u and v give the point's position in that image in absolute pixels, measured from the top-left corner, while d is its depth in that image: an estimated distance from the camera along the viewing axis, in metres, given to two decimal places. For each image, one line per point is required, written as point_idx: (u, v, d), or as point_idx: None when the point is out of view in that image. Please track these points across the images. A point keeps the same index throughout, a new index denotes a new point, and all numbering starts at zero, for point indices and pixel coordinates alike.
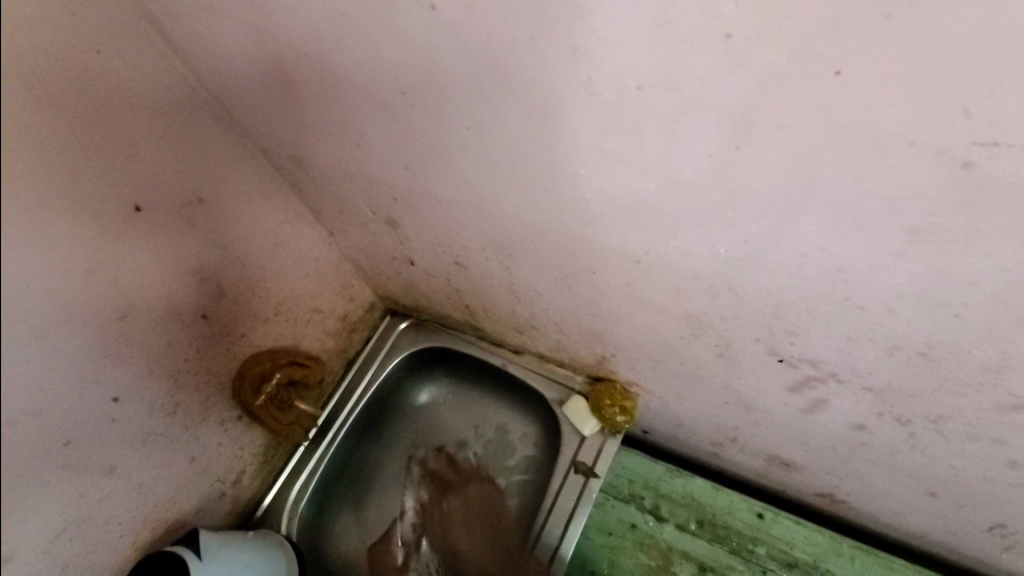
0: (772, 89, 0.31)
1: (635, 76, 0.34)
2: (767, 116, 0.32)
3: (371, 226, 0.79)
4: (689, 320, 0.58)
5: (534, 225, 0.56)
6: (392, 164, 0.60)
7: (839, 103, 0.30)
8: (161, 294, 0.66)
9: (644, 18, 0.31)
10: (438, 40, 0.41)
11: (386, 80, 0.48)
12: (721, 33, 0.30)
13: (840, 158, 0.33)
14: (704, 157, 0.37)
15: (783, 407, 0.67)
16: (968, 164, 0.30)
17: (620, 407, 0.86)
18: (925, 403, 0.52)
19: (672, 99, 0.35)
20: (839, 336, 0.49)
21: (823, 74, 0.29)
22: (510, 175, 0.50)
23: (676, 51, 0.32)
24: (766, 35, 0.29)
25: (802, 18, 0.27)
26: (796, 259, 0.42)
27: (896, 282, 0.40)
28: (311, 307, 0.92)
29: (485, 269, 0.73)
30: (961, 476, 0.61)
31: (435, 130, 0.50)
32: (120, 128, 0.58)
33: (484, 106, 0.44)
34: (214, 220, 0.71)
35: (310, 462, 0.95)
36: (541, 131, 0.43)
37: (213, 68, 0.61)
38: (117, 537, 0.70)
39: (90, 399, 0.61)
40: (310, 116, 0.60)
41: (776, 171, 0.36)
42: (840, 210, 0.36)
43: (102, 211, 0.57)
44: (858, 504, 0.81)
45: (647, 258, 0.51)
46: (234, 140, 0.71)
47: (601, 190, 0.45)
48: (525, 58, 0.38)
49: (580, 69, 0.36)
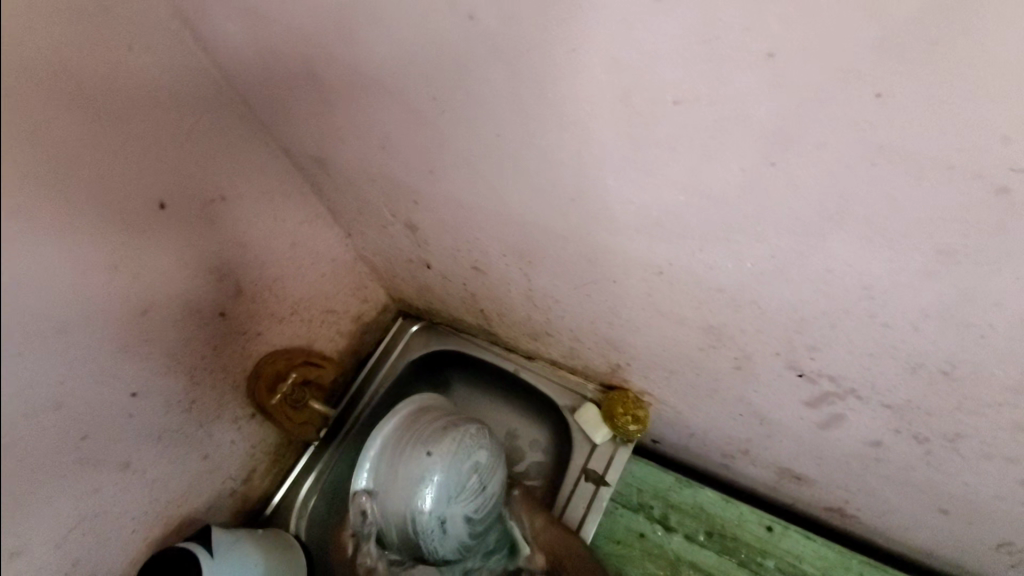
0: (811, 108, 0.31)
1: (672, 90, 0.35)
2: (804, 134, 0.33)
3: (389, 228, 0.79)
4: (708, 331, 0.58)
5: (557, 233, 0.56)
6: (416, 168, 0.61)
7: (877, 124, 0.30)
8: (181, 291, 0.66)
9: (685, 33, 0.31)
10: (473, 48, 0.41)
11: (417, 85, 0.48)
12: (763, 51, 0.30)
13: (875, 178, 0.33)
14: (738, 172, 0.37)
15: (797, 421, 0.67)
16: (1004, 189, 0.30)
17: (632, 415, 0.86)
18: (943, 422, 0.52)
19: (708, 114, 0.35)
20: (861, 352, 0.49)
21: (863, 96, 0.29)
22: (536, 181, 0.50)
23: (715, 68, 0.32)
24: (808, 54, 0.29)
25: (847, 40, 0.28)
26: (823, 274, 0.42)
27: (923, 301, 0.40)
28: (326, 306, 0.92)
29: (502, 274, 0.73)
30: (975, 495, 0.61)
31: (463, 135, 0.51)
32: (147, 126, 0.58)
33: (514, 114, 0.44)
34: (234, 219, 0.71)
35: (321, 462, 0.95)
36: (572, 140, 0.43)
37: (241, 68, 0.62)
38: (129, 531, 0.70)
39: (108, 393, 0.62)
40: (336, 118, 0.61)
41: (808, 188, 0.36)
42: (872, 229, 0.36)
43: (127, 207, 0.58)
44: (868, 519, 0.81)
45: (669, 269, 0.52)
46: (258, 139, 0.72)
47: (628, 200, 0.46)
48: (561, 68, 0.38)
49: (616, 81, 0.36)
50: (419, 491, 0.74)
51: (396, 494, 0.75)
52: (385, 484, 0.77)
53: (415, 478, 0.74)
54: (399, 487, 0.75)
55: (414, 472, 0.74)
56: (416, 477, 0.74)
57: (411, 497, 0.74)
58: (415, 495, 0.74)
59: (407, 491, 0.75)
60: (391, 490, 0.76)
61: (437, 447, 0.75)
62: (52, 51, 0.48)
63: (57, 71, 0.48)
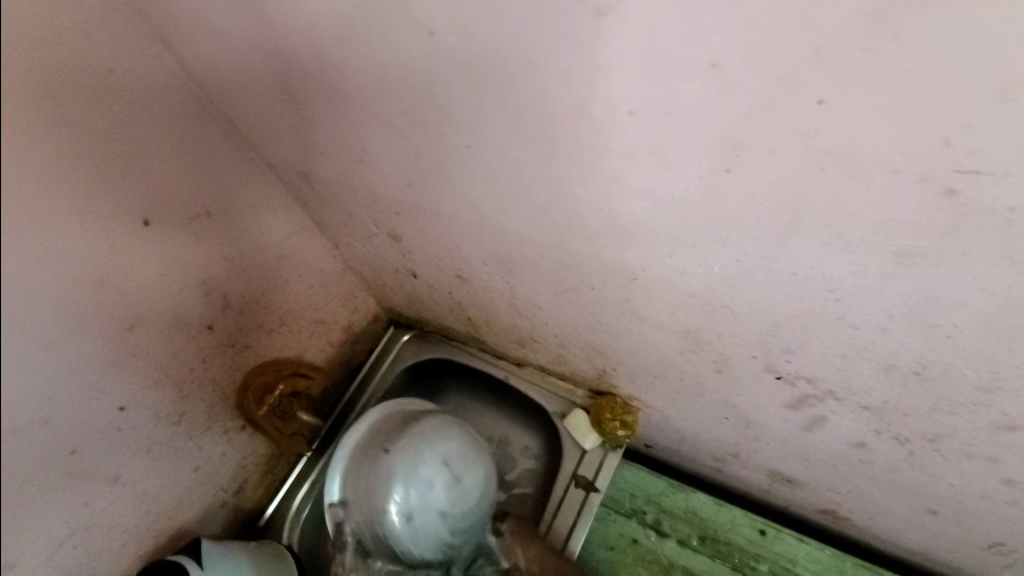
0: (758, 116, 0.32)
1: (628, 101, 0.35)
2: (755, 140, 0.33)
3: (375, 239, 0.80)
4: (688, 336, 0.59)
5: (534, 242, 0.57)
6: (394, 180, 0.61)
7: (824, 130, 0.30)
8: (166, 306, 0.67)
9: (634, 47, 0.32)
10: (437, 62, 0.42)
11: (388, 100, 0.49)
12: (708, 62, 0.30)
13: (826, 182, 0.33)
14: (696, 180, 0.38)
15: (782, 424, 0.67)
16: (951, 190, 0.30)
17: (621, 420, 0.86)
18: (921, 422, 0.52)
19: (662, 123, 0.35)
20: (834, 355, 0.49)
21: (807, 103, 0.30)
22: (509, 192, 0.51)
23: (665, 76, 0.32)
24: (750, 63, 0.29)
25: (785, 50, 0.28)
26: (789, 278, 0.43)
27: (887, 303, 0.40)
28: (316, 318, 0.93)
29: (485, 283, 0.74)
30: (961, 495, 0.61)
31: (435, 147, 0.51)
32: (130, 144, 0.59)
33: (484, 128, 0.45)
34: (219, 234, 0.72)
35: (313, 473, 0.96)
36: (539, 151, 0.44)
37: (221, 85, 0.63)
38: (119, 545, 0.71)
39: (96, 408, 0.63)
40: (316, 133, 0.61)
41: (765, 194, 0.36)
42: (830, 233, 0.36)
43: (112, 224, 0.59)
44: (861, 521, 0.81)
45: (644, 275, 0.52)
46: (241, 154, 0.73)
47: (598, 209, 0.46)
48: (522, 82, 0.39)
49: (574, 93, 0.37)
50: (452, 487, 0.75)
51: (435, 517, 0.74)
52: (416, 509, 0.74)
53: (429, 487, 0.74)
54: (426, 501, 0.74)
55: (435, 471, 0.75)
56: (447, 484, 0.75)
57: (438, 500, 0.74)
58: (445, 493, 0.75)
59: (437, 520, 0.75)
60: (412, 523, 0.75)
61: (446, 445, 0.77)
62: (32, 75, 0.49)
63: (39, 94, 0.49)
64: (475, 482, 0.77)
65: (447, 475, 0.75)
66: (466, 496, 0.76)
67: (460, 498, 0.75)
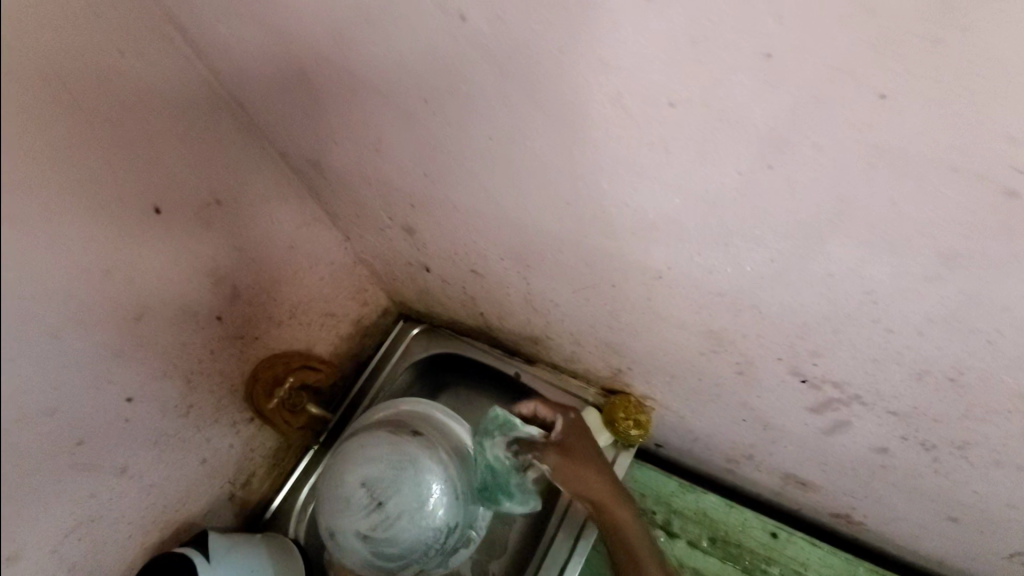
0: (808, 109, 0.30)
1: (666, 92, 0.33)
2: (801, 136, 0.31)
3: (388, 232, 0.79)
4: (710, 336, 0.57)
5: (554, 237, 0.55)
6: (410, 171, 0.60)
7: (878, 125, 0.29)
8: (175, 296, 0.66)
9: (678, 35, 0.30)
10: (464, 49, 0.40)
11: (409, 88, 0.47)
12: (759, 51, 0.29)
13: (875, 180, 0.32)
14: (734, 174, 0.36)
15: (803, 427, 0.66)
16: (1011, 192, 0.28)
17: (634, 420, 0.84)
18: (951, 430, 0.51)
19: (704, 116, 0.34)
20: (865, 359, 0.48)
21: (864, 96, 0.28)
22: (533, 186, 0.49)
23: (709, 67, 0.31)
24: (805, 53, 0.28)
25: (844, 40, 0.26)
26: (825, 279, 0.41)
27: (927, 307, 0.38)
28: (325, 310, 0.92)
29: (500, 278, 0.72)
30: (984, 503, 0.59)
31: (456, 138, 0.50)
32: (140, 131, 0.58)
33: (509, 117, 0.43)
34: (230, 223, 0.70)
35: (320, 466, 0.96)
36: (565, 142, 0.42)
37: (233, 70, 0.61)
38: (126, 537, 0.70)
39: (104, 398, 0.62)
40: (331, 120, 0.60)
41: (807, 192, 0.35)
42: (874, 232, 0.35)
43: (123, 211, 0.58)
44: (875, 526, 0.80)
45: (668, 273, 0.51)
46: (253, 143, 0.71)
47: (625, 205, 0.45)
48: (554, 71, 0.37)
49: (609, 83, 0.35)
50: (374, 511, 0.73)
51: (363, 541, 0.74)
52: (337, 525, 0.74)
53: (355, 512, 0.74)
54: (349, 526, 0.74)
55: (355, 495, 0.74)
56: (366, 510, 0.73)
57: (362, 527, 0.73)
58: (369, 517, 0.73)
59: (368, 543, 0.74)
60: (347, 545, 0.75)
61: (370, 467, 0.74)
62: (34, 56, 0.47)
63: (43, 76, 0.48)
64: (402, 501, 0.73)
65: (369, 500, 0.73)
66: (390, 524, 0.73)
67: (382, 523, 0.73)
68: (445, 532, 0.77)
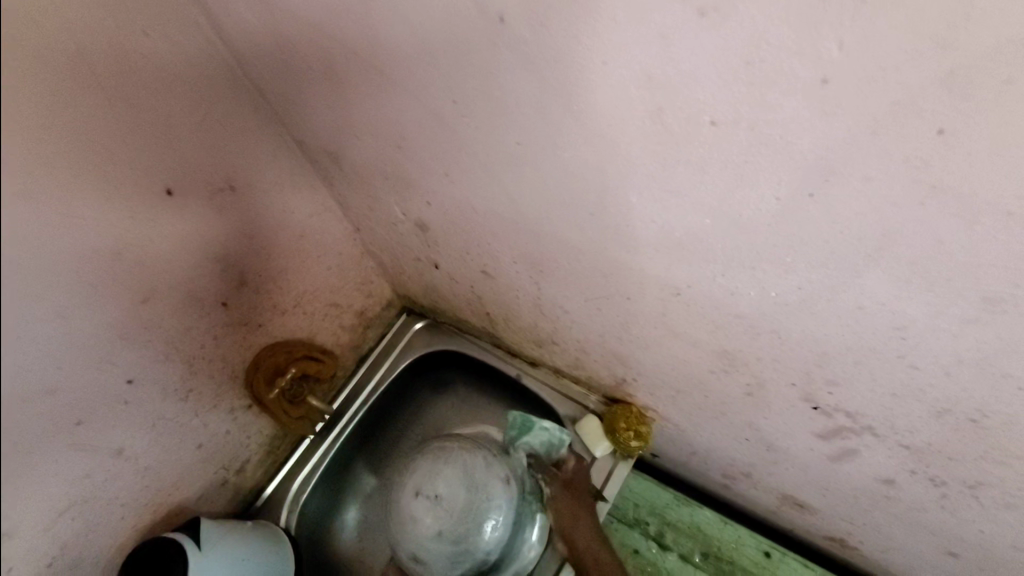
0: (861, 141, 0.29)
1: (711, 110, 0.32)
2: (849, 166, 0.30)
3: (399, 227, 0.77)
4: (722, 356, 0.56)
5: (571, 246, 0.54)
6: (430, 169, 0.58)
7: (935, 162, 0.28)
8: (184, 281, 0.64)
9: (732, 55, 0.29)
10: (502, 52, 0.38)
11: (437, 86, 0.46)
12: (815, 77, 0.28)
13: (922, 217, 0.31)
14: (771, 199, 0.35)
15: (807, 451, 0.65)
16: None
17: (635, 431, 0.83)
18: (963, 468, 0.50)
19: (748, 138, 0.32)
20: (884, 392, 0.47)
21: (923, 133, 0.27)
22: (557, 194, 0.48)
23: (760, 89, 0.30)
24: (864, 82, 0.27)
25: (911, 73, 0.25)
26: (853, 311, 0.40)
27: (957, 346, 0.37)
28: (331, 301, 0.91)
29: (511, 281, 0.71)
30: (988, 541, 0.59)
31: (482, 141, 0.48)
32: (159, 109, 0.56)
33: (540, 124, 0.42)
34: (243, 208, 0.69)
35: (315, 456, 0.95)
36: (597, 154, 0.41)
37: (254, 53, 0.59)
38: (117, 519, 0.69)
39: (105, 380, 0.60)
40: (353, 112, 0.58)
41: (846, 222, 0.34)
42: (913, 269, 0.34)
43: (134, 193, 0.56)
44: (868, 552, 0.79)
45: (687, 291, 0.50)
46: (270, 128, 0.69)
47: (650, 221, 0.44)
48: (592, 80, 0.36)
49: (650, 97, 0.34)
50: (436, 505, 0.76)
51: (442, 540, 0.76)
52: (415, 540, 0.77)
53: (421, 515, 0.76)
54: (423, 534, 0.76)
55: (414, 498, 0.77)
56: (431, 508, 0.76)
57: (433, 529, 0.76)
58: (434, 515, 0.76)
59: (448, 539, 0.76)
60: (432, 555, 0.77)
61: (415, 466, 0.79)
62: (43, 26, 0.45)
63: (54, 44, 0.46)
64: (455, 490, 0.77)
65: (428, 498, 0.76)
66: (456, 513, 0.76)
67: (449, 515, 0.76)
68: (511, 495, 0.79)
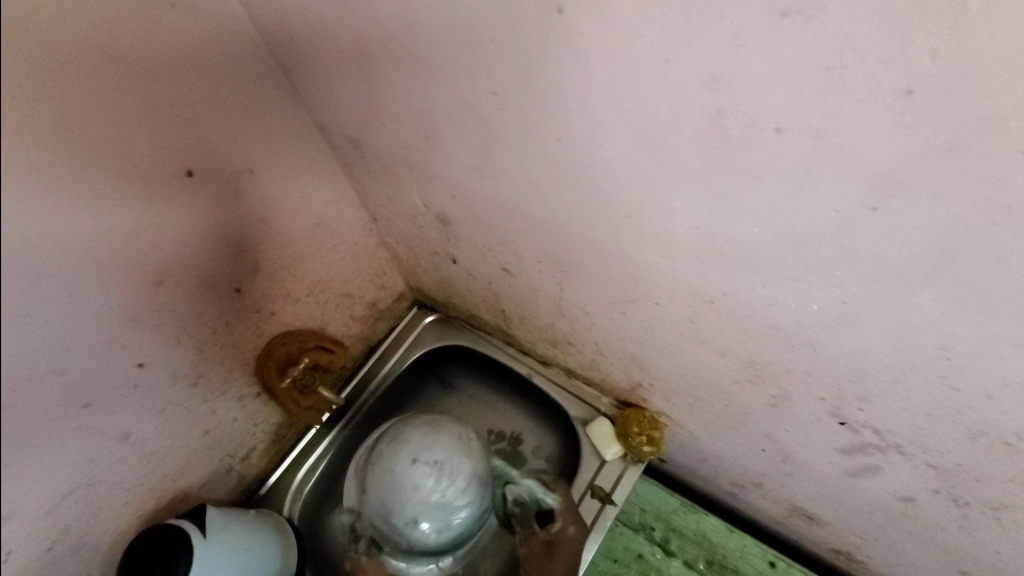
0: (937, 158, 0.28)
1: (776, 117, 0.31)
2: (921, 182, 0.29)
3: (419, 219, 0.76)
4: (749, 366, 0.55)
5: (602, 248, 0.53)
6: (459, 162, 0.57)
7: (1016, 184, 0.27)
8: (199, 266, 0.63)
9: (809, 61, 0.28)
10: (553, 45, 0.37)
11: (478, 77, 0.45)
12: (898, 87, 0.27)
13: (993, 240, 0.29)
14: (828, 212, 0.34)
15: (827, 466, 0.64)
16: None
17: (648, 436, 0.82)
18: (991, 492, 0.49)
19: (812, 147, 0.31)
20: (918, 412, 0.46)
21: (1008, 152, 0.26)
22: (593, 193, 0.47)
23: (834, 97, 0.29)
24: (951, 95, 0.25)
25: (1005, 88, 0.24)
26: (897, 328, 0.39)
27: (1007, 371, 0.36)
28: (344, 291, 0.89)
29: (532, 279, 0.70)
30: (1006, 564, 0.58)
31: (519, 136, 0.47)
32: (181, 89, 0.55)
33: (585, 121, 0.41)
34: (260, 193, 0.67)
35: (320, 446, 0.94)
36: (643, 155, 0.40)
37: (282, 34, 0.57)
38: (121, 503, 0.68)
39: (117, 364, 0.59)
40: (383, 100, 0.57)
41: (908, 241, 0.33)
42: (972, 291, 0.33)
43: (151, 171, 0.54)
44: (876, 568, 0.79)
45: (721, 300, 0.49)
46: (293, 112, 0.68)
47: (692, 227, 0.42)
48: (649, 79, 0.34)
49: (711, 100, 0.33)
50: (435, 476, 0.74)
51: (443, 508, 0.74)
52: (413, 513, 0.74)
53: (415, 487, 0.74)
54: (424, 504, 0.74)
55: (410, 467, 0.74)
56: (432, 476, 0.74)
57: (435, 496, 0.74)
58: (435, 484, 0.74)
59: (444, 508, 0.75)
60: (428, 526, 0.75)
61: (409, 436, 0.77)
62: None
63: (76, 14, 0.44)
64: (453, 459, 0.75)
65: (425, 470, 0.74)
66: (458, 478, 0.75)
67: (451, 481, 0.75)
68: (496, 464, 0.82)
